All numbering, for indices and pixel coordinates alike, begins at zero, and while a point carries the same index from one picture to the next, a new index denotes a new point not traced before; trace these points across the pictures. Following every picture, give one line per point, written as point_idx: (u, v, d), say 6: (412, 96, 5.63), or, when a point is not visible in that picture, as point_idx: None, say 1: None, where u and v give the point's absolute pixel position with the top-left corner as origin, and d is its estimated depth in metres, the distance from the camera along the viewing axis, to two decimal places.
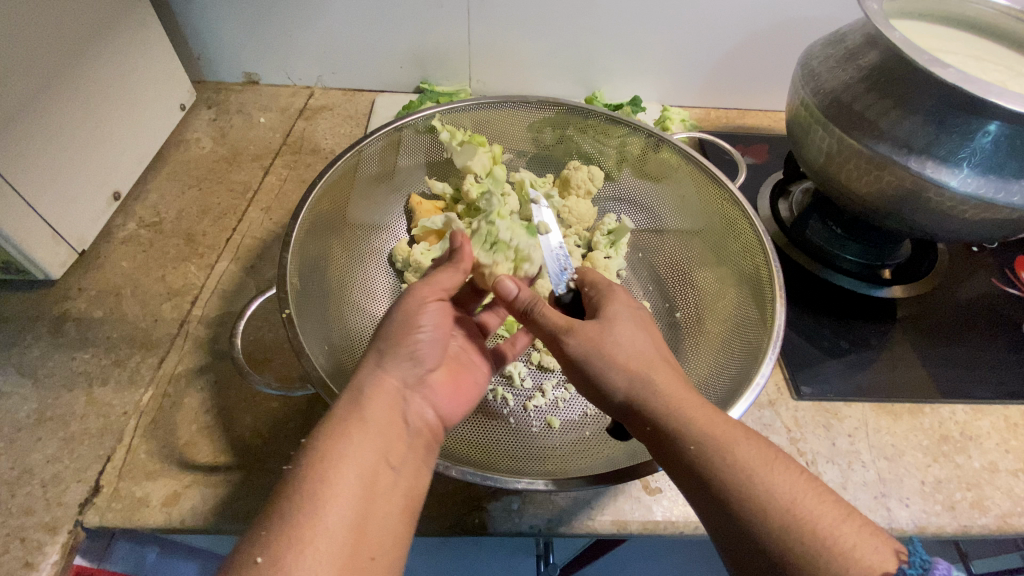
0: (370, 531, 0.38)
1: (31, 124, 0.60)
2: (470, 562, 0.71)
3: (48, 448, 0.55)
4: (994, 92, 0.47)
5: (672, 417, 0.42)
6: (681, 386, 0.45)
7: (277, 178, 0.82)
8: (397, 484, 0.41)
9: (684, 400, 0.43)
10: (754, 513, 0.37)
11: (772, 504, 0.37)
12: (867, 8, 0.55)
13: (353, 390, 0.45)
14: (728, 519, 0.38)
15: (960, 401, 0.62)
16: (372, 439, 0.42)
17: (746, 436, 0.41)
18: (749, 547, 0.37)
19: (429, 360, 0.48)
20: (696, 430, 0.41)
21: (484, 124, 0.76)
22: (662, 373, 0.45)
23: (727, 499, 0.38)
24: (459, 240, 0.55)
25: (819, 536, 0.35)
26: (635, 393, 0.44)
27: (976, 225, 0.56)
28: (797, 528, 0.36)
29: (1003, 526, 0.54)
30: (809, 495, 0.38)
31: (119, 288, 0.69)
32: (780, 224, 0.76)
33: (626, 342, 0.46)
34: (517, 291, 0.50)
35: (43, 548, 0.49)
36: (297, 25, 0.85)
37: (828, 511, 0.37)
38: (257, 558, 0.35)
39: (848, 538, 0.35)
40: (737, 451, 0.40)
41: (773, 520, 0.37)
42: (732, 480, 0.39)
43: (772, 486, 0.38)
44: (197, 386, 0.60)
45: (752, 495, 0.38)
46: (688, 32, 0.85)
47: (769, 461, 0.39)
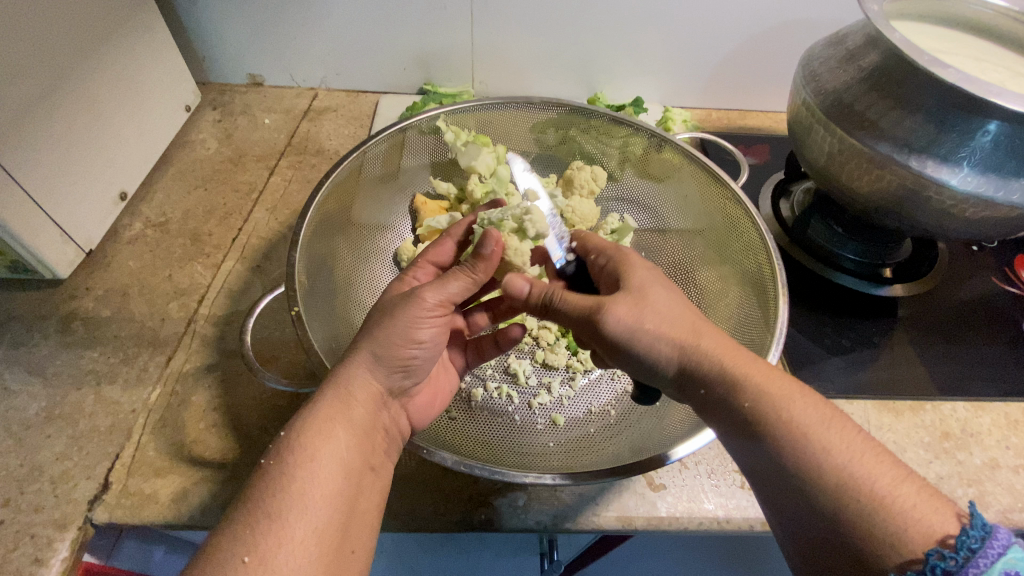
0: (353, 528, 0.40)
1: (39, 124, 0.61)
2: (475, 560, 0.71)
3: (57, 446, 0.56)
4: (994, 92, 0.47)
5: (727, 378, 0.42)
6: (732, 348, 0.44)
7: (282, 178, 0.83)
8: (374, 483, 0.44)
9: (737, 362, 0.43)
10: (812, 470, 0.37)
11: (829, 464, 0.37)
12: (867, 9, 0.56)
13: (338, 389, 0.44)
14: (782, 478, 0.39)
15: (961, 398, 0.63)
16: (357, 442, 0.43)
17: (801, 396, 0.41)
18: (806, 508, 0.37)
19: (417, 375, 0.49)
20: (753, 392, 0.41)
21: (488, 125, 0.76)
22: (710, 336, 0.44)
23: (784, 457, 0.39)
24: (489, 245, 0.50)
25: (878, 495, 0.35)
26: (685, 358, 0.44)
27: (976, 223, 0.56)
28: (853, 487, 0.36)
29: (1004, 521, 0.54)
30: (865, 455, 0.37)
31: (126, 287, 0.69)
32: (782, 223, 0.77)
33: (664, 310, 0.45)
34: (529, 288, 0.51)
35: (53, 545, 0.50)
36: (301, 27, 0.86)
37: (886, 471, 0.36)
38: (244, 558, 0.35)
39: (907, 498, 0.35)
40: (794, 409, 0.40)
41: (831, 478, 0.37)
42: (789, 439, 0.39)
43: (830, 444, 0.38)
44: (205, 384, 0.60)
45: (808, 456, 0.38)
46: (689, 34, 0.85)
47: (827, 420, 0.39)
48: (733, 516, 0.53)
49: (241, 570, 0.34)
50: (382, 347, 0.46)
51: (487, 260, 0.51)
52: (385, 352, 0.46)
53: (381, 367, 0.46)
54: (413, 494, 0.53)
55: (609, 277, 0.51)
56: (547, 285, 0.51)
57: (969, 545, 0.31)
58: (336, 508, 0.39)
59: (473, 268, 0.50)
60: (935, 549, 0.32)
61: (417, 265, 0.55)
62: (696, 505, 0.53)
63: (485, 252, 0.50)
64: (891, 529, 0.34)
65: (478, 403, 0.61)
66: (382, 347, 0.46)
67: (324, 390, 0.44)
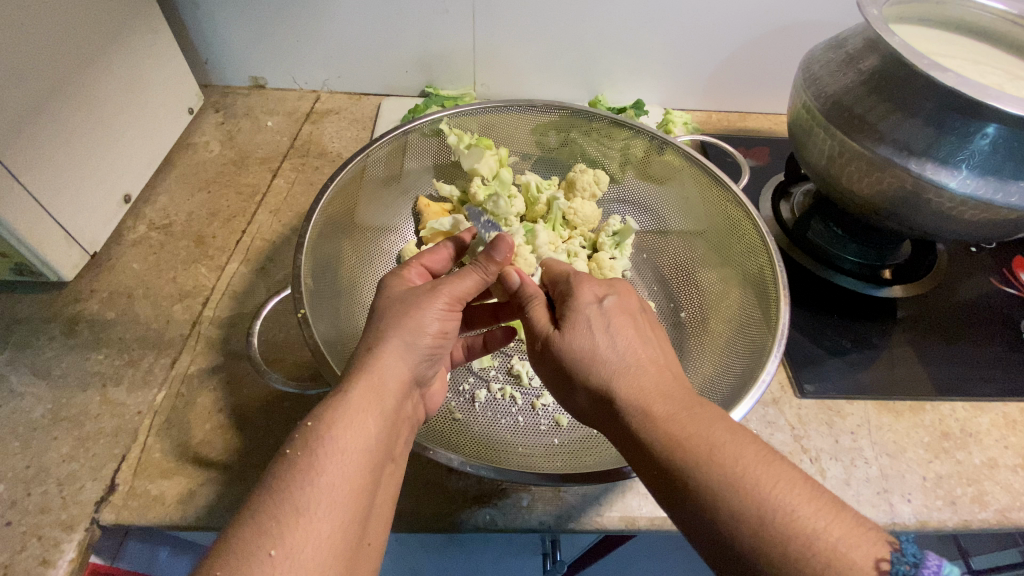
0: (371, 520, 0.40)
1: (43, 126, 0.61)
2: (477, 560, 0.71)
3: (64, 447, 0.56)
4: (992, 95, 0.48)
5: (638, 429, 0.41)
6: (650, 391, 0.42)
7: (286, 181, 0.83)
8: (391, 475, 0.44)
9: (652, 407, 0.41)
10: (722, 529, 0.35)
11: (748, 508, 0.35)
12: (867, 14, 0.57)
13: (372, 372, 0.44)
14: (697, 534, 0.37)
15: (960, 398, 0.63)
16: (384, 434, 0.43)
17: (727, 434, 0.39)
18: (728, 553, 0.35)
19: (438, 363, 0.51)
20: (672, 431, 0.39)
21: (490, 127, 0.77)
22: (625, 381, 0.43)
23: (696, 514, 0.37)
24: (501, 251, 0.52)
25: (787, 556, 0.33)
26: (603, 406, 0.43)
27: (976, 225, 0.57)
28: (772, 532, 0.34)
29: (1003, 520, 0.55)
30: (789, 496, 0.35)
31: (131, 289, 0.70)
32: (782, 225, 0.77)
33: (594, 346, 0.45)
34: (522, 282, 0.53)
35: (60, 546, 0.50)
36: (304, 30, 0.86)
37: (802, 525, 0.34)
38: (272, 551, 0.34)
39: (819, 558, 0.32)
40: (704, 462, 0.37)
41: (741, 537, 0.35)
42: (697, 496, 0.37)
43: (736, 501, 0.35)
44: (210, 386, 0.61)
45: (727, 499, 0.36)
46: (689, 37, 0.86)
47: (739, 471, 0.36)
48: None
49: (269, 563, 0.34)
50: (414, 336, 0.47)
51: (499, 264, 0.52)
52: (415, 341, 0.47)
53: (414, 354, 0.47)
54: (419, 494, 0.53)
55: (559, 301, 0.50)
56: (537, 289, 0.52)
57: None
58: (361, 502, 0.39)
59: (485, 268, 0.52)
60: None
61: (411, 266, 0.54)
62: None
63: (496, 257, 0.52)
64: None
65: (481, 404, 0.61)
66: (413, 336, 0.47)
67: (356, 378, 0.44)
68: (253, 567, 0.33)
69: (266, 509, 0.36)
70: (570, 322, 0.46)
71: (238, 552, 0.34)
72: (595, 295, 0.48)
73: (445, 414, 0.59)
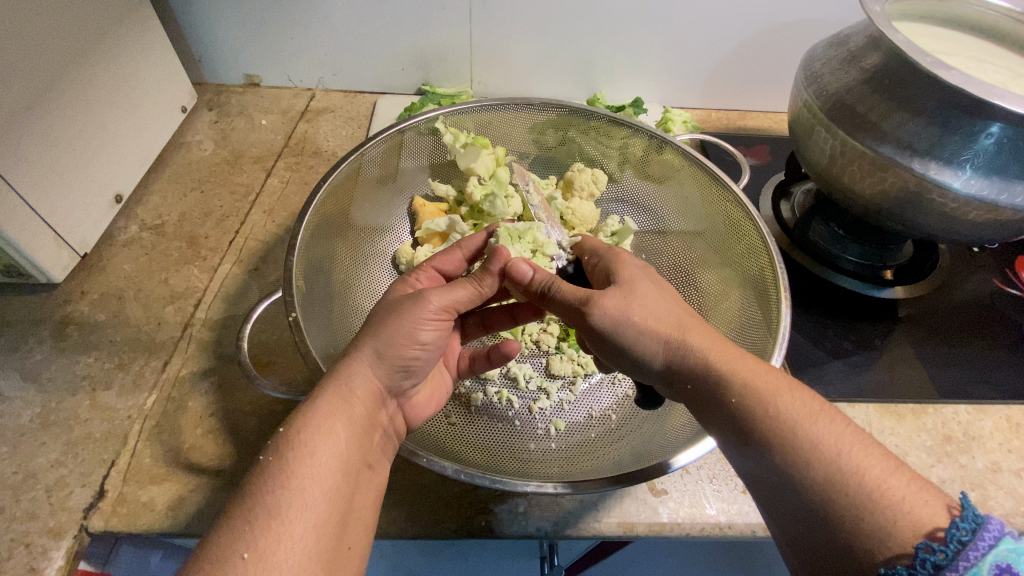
0: (349, 524, 0.39)
1: (33, 125, 0.60)
2: (474, 565, 0.71)
3: (52, 452, 0.55)
4: (997, 94, 0.47)
5: (712, 373, 0.42)
6: (719, 343, 0.44)
7: (279, 180, 0.82)
8: (369, 482, 0.43)
9: (723, 356, 0.43)
10: (798, 464, 0.36)
11: (816, 455, 0.36)
12: (870, 11, 0.56)
13: (341, 382, 0.44)
14: (767, 471, 0.38)
15: (962, 401, 0.62)
16: (357, 440, 0.42)
17: (791, 388, 0.40)
18: (795, 501, 0.36)
19: (418, 376, 0.49)
20: (740, 383, 0.41)
21: (487, 126, 0.76)
22: (694, 334, 0.45)
23: (772, 451, 0.38)
24: (496, 262, 0.51)
25: (864, 486, 0.34)
26: (672, 354, 0.45)
27: (979, 226, 0.56)
28: (841, 479, 0.35)
29: (1006, 525, 0.54)
30: (854, 448, 0.36)
31: (122, 291, 0.68)
32: (782, 225, 0.76)
33: (652, 305, 0.46)
34: (532, 273, 0.51)
35: (48, 554, 0.49)
36: (298, 28, 0.85)
37: (876, 462, 0.35)
38: (244, 554, 0.34)
39: (897, 487, 0.34)
40: (780, 403, 0.39)
41: (816, 470, 0.36)
42: (776, 433, 0.38)
43: (816, 435, 0.37)
44: (201, 390, 0.60)
45: (796, 446, 0.37)
46: (689, 35, 0.85)
47: (815, 413, 0.38)
48: (735, 522, 0.53)
49: (240, 566, 0.33)
50: (390, 346, 0.46)
51: (493, 277, 0.52)
52: (391, 350, 0.46)
53: (385, 364, 0.45)
54: (412, 500, 0.53)
55: (602, 276, 0.52)
56: (550, 274, 0.51)
57: (958, 538, 0.30)
58: (335, 505, 0.38)
59: (479, 281, 0.52)
60: (924, 542, 0.31)
61: (421, 269, 0.54)
62: (697, 511, 0.53)
63: (491, 269, 0.52)
64: (880, 519, 0.33)
65: (477, 408, 0.60)
66: (388, 347, 0.45)
67: (325, 387, 0.43)
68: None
69: (243, 513, 0.36)
70: (631, 282, 0.48)
71: (213, 557, 0.34)
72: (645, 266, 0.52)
73: (441, 419, 0.58)
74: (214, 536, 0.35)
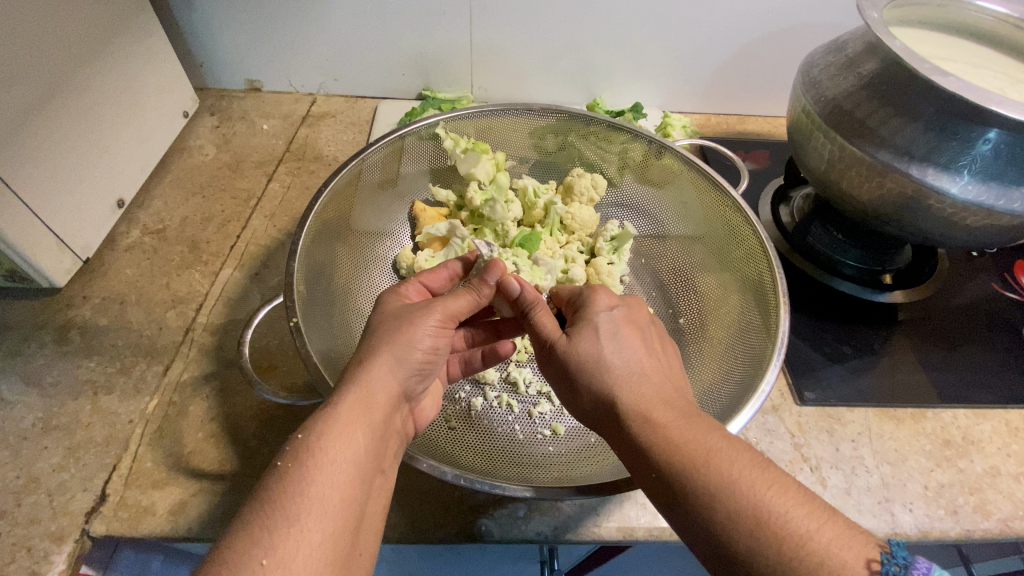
0: (361, 531, 0.39)
1: (35, 131, 0.61)
2: (474, 569, 0.71)
3: (54, 457, 0.55)
4: (995, 101, 0.47)
5: (642, 430, 0.40)
6: (653, 395, 0.42)
7: (281, 185, 0.82)
8: (381, 487, 0.43)
9: (656, 409, 0.41)
10: (722, 532, 0.35)
11: (736, 522, 0.34)
12: (867, 17, 0.56)
13: (362, 387, 0.43)
14: (691, 530, 0.36)
15: (961, 405, 0.63)
16: (374, 444, 0.42)
17: (719, 444, 0.38)
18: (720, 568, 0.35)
19: (429, 378, 0.50)
20: (663, 442, 0.38)
21: (487, 131, 0.76)
22: (627, 386, 0.42)
23: (695, 515, 0.36)
24: (495, 274, 0.52)
25: (783, 556, 0.32)
26: (604, 407, 0.43)
27: (977, 231, 0.56)
28: (757, 549, 0.33)
29: (1006, 529, 0.54)
30: (778, 510, 0.34)
31: (124, 296, 0.69)
32: (781, 230, 0.77)
33: (591, 355, 0.44)
34: (521, 289, 0.51)
35: (50, 558, 0.49)
36: (300, 33, 0.86)
37: (800, 524, 0.33)
38: (263, 560, 0.33)
39: (815, 556, 0.32)
40: (706, 463, 0.37)
41: (741, 535, 0.34)
42: (695, 497, 0.36)
43: (737, 499, 0.35)
44: (203, 394, 0.60)
45: (715, 512, 0.35)
46: (688, 40, 0.85)
47: (742, 473, 0.36)
48: None
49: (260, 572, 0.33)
50: (405, 351, 0.46)
51: (490, 287, 0.52)
52: (406, 355, 0.46)
53: (404, 368, 0.46)
54: (413, 505, 0.53)
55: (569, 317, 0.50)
56: (536, 295, 0.51)
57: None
58: (350, 513, 0.38)
59: (478, 290, 0.52)
60: None
61: (410, 283, 0.54)
62: None
63: (488, 280, 0.52)
64: None
65: (477, 412, 0.60)
66: (405, 351, 0.46)
67: (344, 391, 0.43)
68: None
69: (260, 517, 0.36)
70: (581, 327, 0.46)
71: (233, 560, 0.33)
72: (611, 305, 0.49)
73: (441, 423, 0.58)
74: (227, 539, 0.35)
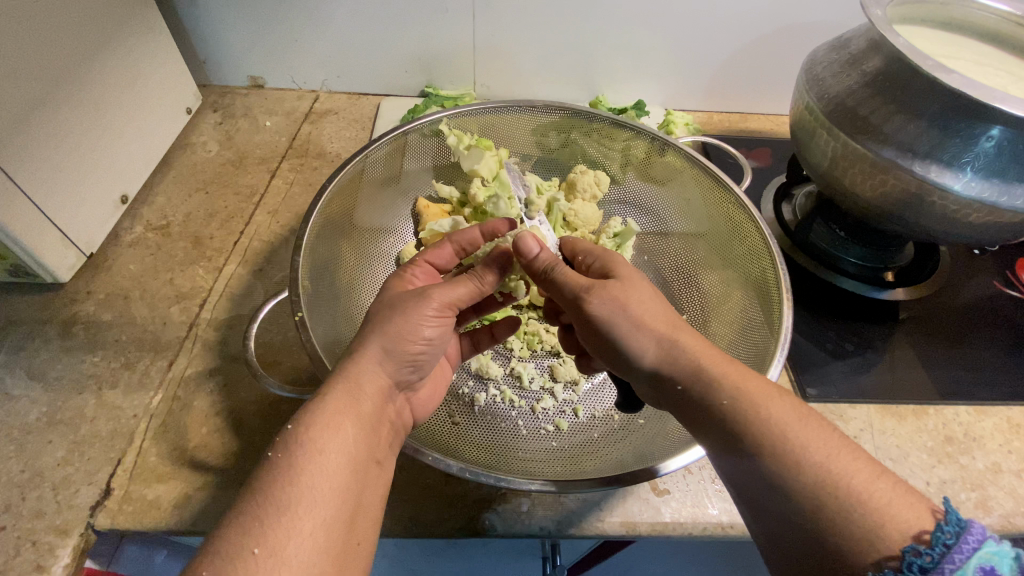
0: (358, 521, 0.40)
1: (39, 127, 0.61)
2: (476, 563, 0.71)
3: (58, 451, 0.55)
4: (998, 97, 0.47)
5: (705, 377, 0.41)
6: (707, 346, 0.44)
7: (284, 182, 0.82)
8: (378, 479, 0.43)
9: (711, 356, 0.43)
10: (788, 472, 0.36)
11: (805, 459, 0.36)
12: (871, 14, 0.56)
13: (349, 379, 0.44)
14: (755, 479, 0.38)
15: (963, 402, 0.63)
16: (365, 434, 0.42)
17: (778, 395, 0.40)
18: (785, 507, 0.36)
19: (425, 369, 0.50)
20: (731, 385, 0.40)
21: (490, 128, 0.76)
22: (684, 334, 0.44)
23: (763, 459, 0.37)
24: (498, 262, 0.53)
25: (852, 490, 0.34)
26: (663, 352, 0.44)
27: (981, 228, 0.56)
28: (830, 482, 0.35)
29: (1007, 525, 0.54)
30: (843, 452, 0.37)
31: (127, 291, 0.69)
32: (784, 227, 0.77)
33: (648, 304, 0.46)
34: (539, 251, 0.50)
35: (55, 551, 0.50)
36: (303, 30, 0.86)
37: (861, 467, 0.36)
38: (255, 550, 0.34)
39: (884, 494, 0.34)
40: (768, 409, 0.39)
41: (810, 469, 0.36)
42: (764, 437, 0.38)
43: (805, 440, 0.37)
44: (207, 389, 0.60)
45: (785, 450, 0.37)
46: (691, 38, 0.85)
47: (802, 417, 0.38)
48: (737, 521, 0.53)
49: (252, 562, 0.33)
50: (396, 342, 0.46)
51: (495, 275, 0.52)
52: (397, 346, 0.46)
53: (392, 360, 0.46)
54: (417, 499, 0.53)
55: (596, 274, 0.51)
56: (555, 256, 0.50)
57: (944, 541, 0.31)
58: (345, 504, 0.39)
59: (482, 279, 0.51)
60: (911, 545, 0.32)
61: (416, 265, 0.54)
62: (699, 510, 0.53)
63: (492, 269, 0.52)
64: (870, 520, 0.33)
65: (481, 407, 0.61)
66: (395, 343, 0.46)
67: (334, 382, 0.43)
68: (237, 567, 0.33)
69: (252, 507, 0.36)
70: (627, 280, 0.47)
71: (224, 553, 0.34)
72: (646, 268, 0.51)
73: (444, 418, 0.58)
74: (222, 534, 0.35)
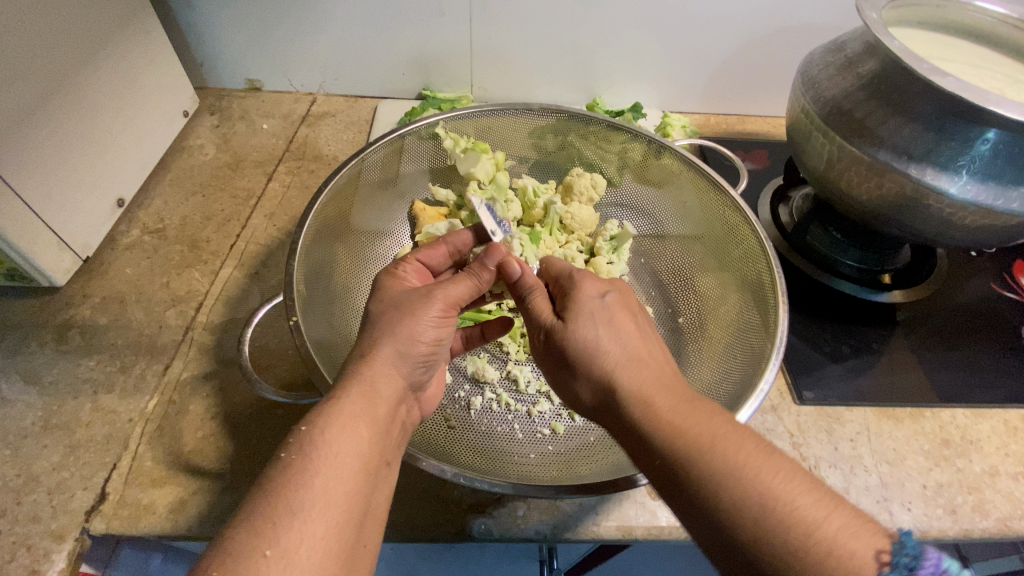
0: (367, 524, 0.39)
1: (35, 130, 0.61)
2: (473, 567, 0.71)
3: (54, 456, 0.55)
4: (993, 100, 0.47)
5: (655, 412, 0.41)
6: (656, 384, 0.42)
7: (281, 185, 0.82)
8: (387, 480, 0.43)
9: (656, 396, 0.42)
10: (731, 510, 0.36)
11: (743, 506, 0.35)
12: (867, 17, 0.56)
13: (364, 382, 0.43)
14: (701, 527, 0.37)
15: (960, 405, 0.63)
16: (379, 438, 0.42)
17: (723, 433, 0.38)
18: (726, 555, 0.36)
19: (434, 368, 0.50)
20: (670, 430, 0.40)
21: (487, 131, 0.76)
22: (629, 371, 0.43)
23: (700, 503, 0.37)
24: (496, 258, 0.51)
25: (787, 540, 0.33)
26: (608, 397, 0.43)
27: (977, 232, 0.56)
28: (765, 531, 0.34)
29: (1004, 529, 0.54)
30: (784, 495, 0.35)
31: (124, 295, 0.69)
32: (781, 230, 0.77)
33: (595, 343, 0.44)
34: (522, 271, 0.51)
35: (49, 556, 0.49)
36: (300, 33, 0.86)
37: (803, 513, 0.34)
38: (267, 551, 0.34)
39: (823, 543, 0.33)
40: (708, 451, 0.38)
41: (745, 518, 0.35)
42: (702, 484, 0.37)
43: (743, 486, 0.36)
44: (203, 393, 0.60)
45: (722, 497, 0.36)
46: (688, 40, 0.85)
47: (745, 459, 0.37)
48: None
49: (263, 563, 0.33)
50: (407, 345, 0.46)
51: (490, 271, 0.52)
52: (410, 348, 0.46)
53: (407, 363, 0.46)
54: (414, 502, 0.53)
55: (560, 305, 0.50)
56: (537, 280, 0.51)
57: None
58: (355, 506, 0.38)
59: (477, 275, 0.51)
60: None
61: (408, 262, 0.54)
62: None
63: (488, 265, 0.51)
64: (801, 573, 0.32)
65: (477, 411, 0.60)
66: (408, 344, 0.46)
67: (349, 384, 0.43)
68: (250, 568, 0.33)
69: (253, 508, 0.36)
70: (575, 316, 0.46)
71: (235, 553, 0.33)
72: (601, 292, 0.48)
73: (441, 422, 0.58)
74: (229, 534, 0.35)
